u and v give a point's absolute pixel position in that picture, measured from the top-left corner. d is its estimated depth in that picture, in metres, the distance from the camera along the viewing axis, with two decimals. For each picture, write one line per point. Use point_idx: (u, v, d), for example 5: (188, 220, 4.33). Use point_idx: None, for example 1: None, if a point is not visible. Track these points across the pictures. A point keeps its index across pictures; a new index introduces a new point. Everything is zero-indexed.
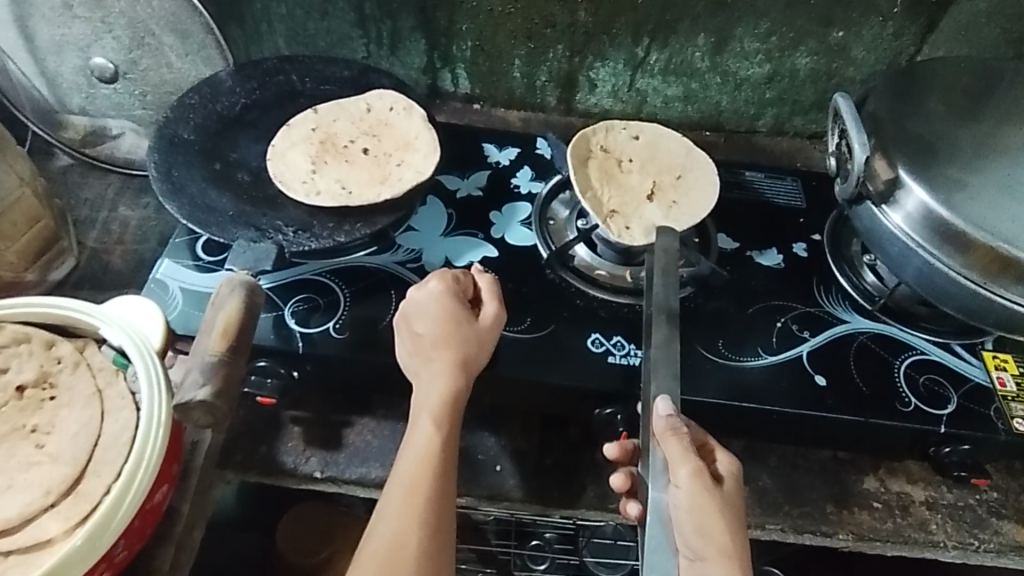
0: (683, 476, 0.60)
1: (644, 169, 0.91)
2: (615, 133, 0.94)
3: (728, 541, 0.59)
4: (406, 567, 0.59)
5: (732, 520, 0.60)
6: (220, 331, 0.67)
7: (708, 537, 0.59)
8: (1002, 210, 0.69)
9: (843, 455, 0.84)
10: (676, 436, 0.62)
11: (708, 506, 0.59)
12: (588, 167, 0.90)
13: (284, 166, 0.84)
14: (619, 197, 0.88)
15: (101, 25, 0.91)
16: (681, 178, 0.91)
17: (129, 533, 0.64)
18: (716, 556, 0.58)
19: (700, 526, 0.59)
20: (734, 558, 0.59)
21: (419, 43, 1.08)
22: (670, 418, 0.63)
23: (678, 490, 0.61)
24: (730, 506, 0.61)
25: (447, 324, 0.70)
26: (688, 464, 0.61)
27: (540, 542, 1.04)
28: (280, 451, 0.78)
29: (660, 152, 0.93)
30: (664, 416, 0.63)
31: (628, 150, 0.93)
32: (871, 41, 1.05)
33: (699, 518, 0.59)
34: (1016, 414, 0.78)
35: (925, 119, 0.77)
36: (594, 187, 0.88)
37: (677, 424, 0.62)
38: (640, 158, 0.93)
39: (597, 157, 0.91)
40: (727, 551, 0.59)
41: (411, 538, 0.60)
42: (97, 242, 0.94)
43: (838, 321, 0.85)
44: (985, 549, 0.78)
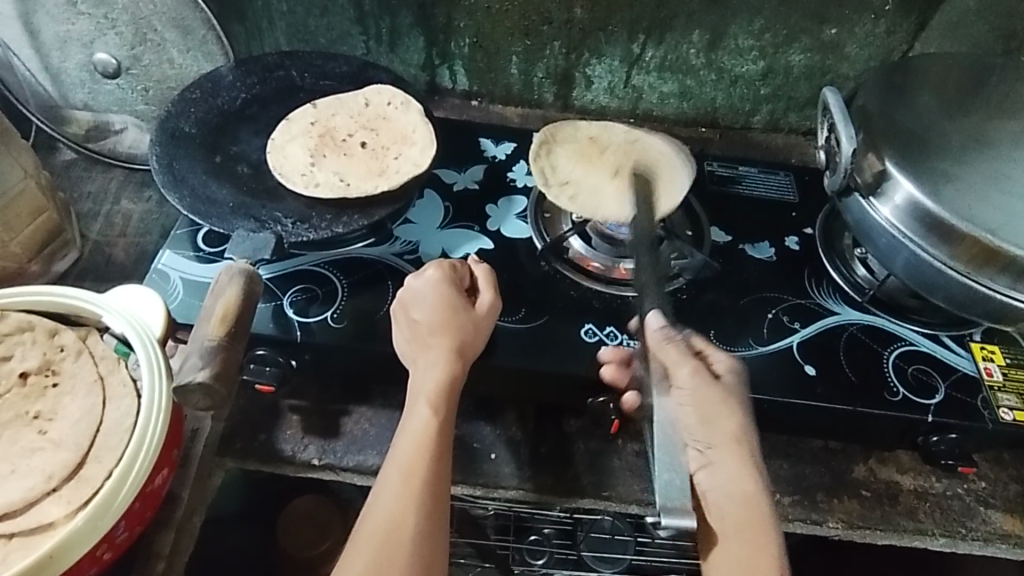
0: (684, 376, 0.64)
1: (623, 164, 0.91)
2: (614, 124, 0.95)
3: (734, 426, 0.64)
4: (405, 547, 0.60)
5: (738, 409, 0.64)
6: (219, 317, 0.68)
7: (715, 429, 0.63)
8: (988, 202, 0.70)
9: (834, 445, 0.85)
10: (670, 340, 0.65)
11: (711, 398, 0.64)
12: (560, 153, 0.93)
13: (283, 158, 0.85)
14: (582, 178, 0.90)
15: (104, 21, 0.92)
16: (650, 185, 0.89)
17: (130, 515, 0.66)
18: (729, 443, 0.63)
19: (706, 418, 0.63)
20: (741, 443, 0.63)
21: (417, 40, 1.10)
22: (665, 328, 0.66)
23: (680, 390, 0.64)
24: (731, 397, 0.65)
25: (443, 313, 0.71)
26: (687, 365, 0.64)
27: (538, 536, 1.04)
28: (278, 439, 0.80)
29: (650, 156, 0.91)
30: (658, 329, 0.66)
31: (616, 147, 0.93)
32: (864, 38, 1.06)
33: (702, 410, 0.63)
34: (1002, 404, 0.79)
35: (914, 114, 0.78)
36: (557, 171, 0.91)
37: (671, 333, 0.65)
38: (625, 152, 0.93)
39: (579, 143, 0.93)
40: (735, 441, 0.63)
41: (408, 519, 0.61)
42: (100, 234, 0.96)
43: (829, 313, 0.86)
44: (973, 537, 0.79)
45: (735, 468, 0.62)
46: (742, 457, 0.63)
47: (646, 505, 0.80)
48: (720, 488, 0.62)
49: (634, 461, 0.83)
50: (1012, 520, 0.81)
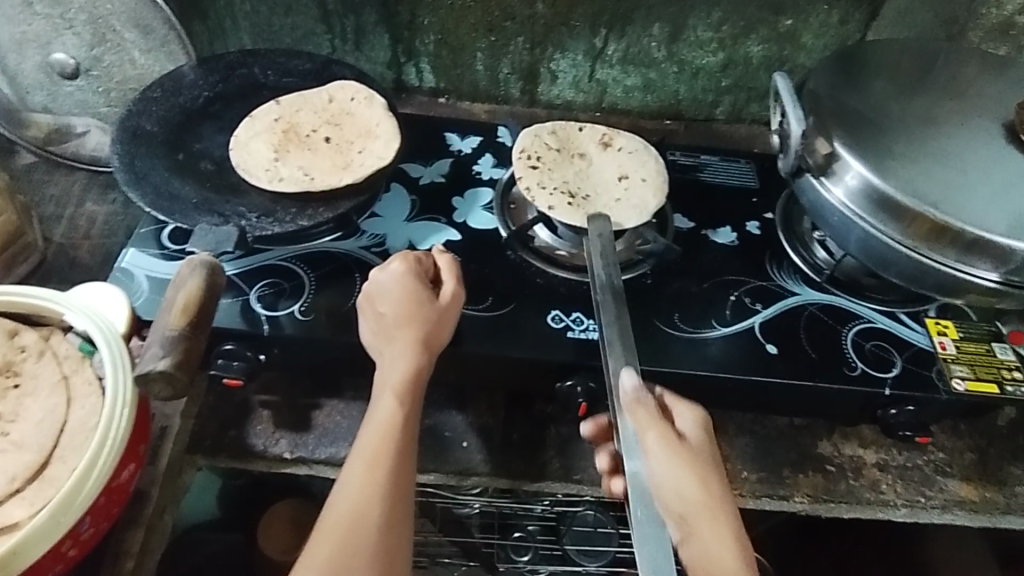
0: (652, 441, 0.62)
1: (604, 170, 0.92)
2: (599, 134, 0.96)
3: (707, 493, 0.60)
4: (367, 535, 0.61)
5: (697, 475, 0.61)
6: (181, 308, 0.68)
7: (690, 499, 0.59)
8: (933, 179, 0.72)
9: (798, 423, 0.87)
10: (645, 409, 0.63)
11: (678, 462, 0.61)
12: (546, 144, 0.93)
13: (247, 155, 0.85)
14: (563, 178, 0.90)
15: (62, 22, 0.92)
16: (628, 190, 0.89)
17: (96, 511, 0.65)
18: (707, 504, 0.60)
19: (676, 489, 0.60)
20: (716, 508, 0.60)
21: (382, 38, 1.11)
22: (637, 395, 0.64)
23: (653, 457, 0.61)
24: (700, 459, 0.62)
25: (408, 304, 0.72)
26: (655, 429, 0.62)
27: (522, 533, 1.04)
28: (248, 434, 0.80)
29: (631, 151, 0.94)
30: (631, 387, 0.65)
31: (600, 142, 0.95)
32: (818, 28, 1.09)
33: (678, 478, 0.60)
34: (955, 375, 0.81)
35: (863, 97, 0.80)
36: (544, 159, 0.91)
37: (643, 395, 0.65)
38: (606, 160, 0.93)
39: (562, 137, 0.95)
40: (713, 507, 0.59)
41: (373, 507, 0.62)
42: (64, 237, 0.95)
43: (790, 293, 0.88)
44: (932, 505, 0.81)
45: (715, 534, 0.58)
46: (721, 523, 0.59)
47: None
48: (703, 558, 0.58)
49: None
50: (969, 488, 0.83)
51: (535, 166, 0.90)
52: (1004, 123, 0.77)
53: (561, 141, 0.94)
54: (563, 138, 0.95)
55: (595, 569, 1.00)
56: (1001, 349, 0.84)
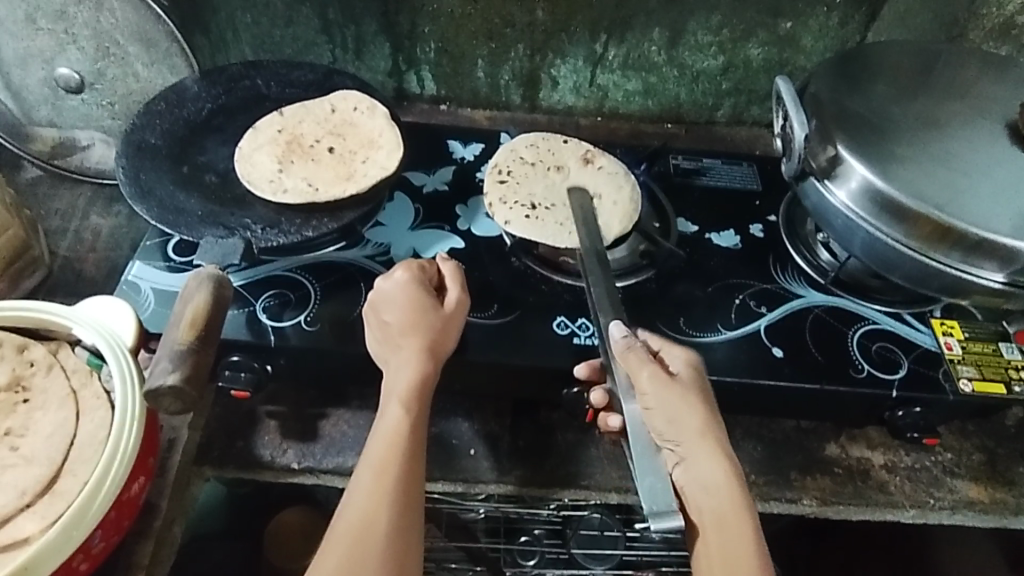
0: (645, 381, 0.62)
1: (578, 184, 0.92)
2: (578, 149, 0.96)
3: (700, 424, 0.62)
4: (377, 542, 0.61)
5: (689, 409, 0.62)
6: (189, 322, 0.68)
7: (679, 424, 0.62)
8: (938, 181, 0.72)
9: (805, 426, 0.87)
10: (633, 353, 0.64)
11: (669, 396, 0.62)
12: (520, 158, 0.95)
13: (251, 166, 0.85)
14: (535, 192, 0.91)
15: (66, 37, 0.92)
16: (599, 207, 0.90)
17: (106, 524, 0.65)
18: (700, 429, 0.62)
19: (668, 417, 0.62)
20: (708, 438, 0.62)
21: (383, 47, 1.11)
22: (626, 343, 0.64)
23: (645, 394, 0.63)
24: (693, 390, 0.64)
25: (413, 313, 0.72)
26: (647, 369, 0.63)
27: (529, 537, 1.06)
28: (256, 445, 0.80)
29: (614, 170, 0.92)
30: (620, 338, 0.65)
31: (582, 158, 0.95)
32: (818, 30, 1.09)
33: (670, 409, 0.62)
34: (962, 375, 0.81)
35: (865, 100, 0.81)
36: (514, 174, 0.93)
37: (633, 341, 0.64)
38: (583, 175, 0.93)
39: (542, 150, 0.95)
40: (704, 434, 0.61)
41: (382, 514, 0.62)
42: (70, 250, 0.96)
43: (794, 296, 0.88)
44: (941, 506, 0.81)
45: (708, 457, 0.61)
46: (711, 443, 0.61)
47: (624, 493, 0.81)
48: (700, 485, 0.61)
49: (610, 450, 0.84)
50: (978, 489, 0.83)
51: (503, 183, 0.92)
52: (1006, 123, 0.78)
53: (540, 154, 0.95)
54: (543, 151, 0.95)
55: (602, 572, 1.02)
56: (1007, 349, 0.85)
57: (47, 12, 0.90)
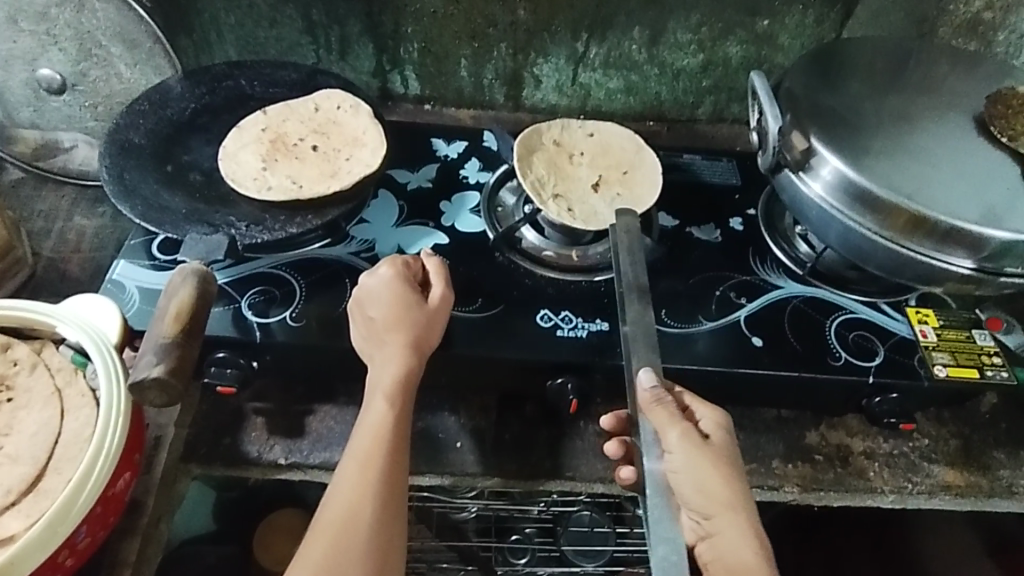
0: (675, 441, 0.65)
1: (594, 163, 0.95)
2: (570, 130, 0.98)
3: (728, 493, 0.64)
4: (360, 534, 0.62)
5: (717, 479, 0.64)
6: (173, 317, 0.67)
7: (713, 498, 0.64)
8: (907, 171, 0.74)
9: (786, 415, 0.88)
10: (661, 408, 0.66)
11: (704, 465, 0.64)
12: (542, 139, 0.96)
13: (235, 165, 0.86)
14: (563, 184, 0.91)
15: (47, 38, 0.93)
16: (627, 173, 0.94)
17: (92, 520, 0.65)
18: (726, 506, 0.64)
19: (702, 489, 0.64)
20: (736, 508, 0.64)
21: (367, 48, 1.12)
22: (653, 394, 0.67)
23: (674, 455, 0.65)
24: (721, 457, 0.65)
25: (397, 308, 0.73)
26: (676, 428, 0.65)
27: (520, 535, 1.06)
28: (243, 441, 0.80)
29: (628, 144, 0.98)
30: (647, 388, 0.67)
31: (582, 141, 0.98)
32: (795, 29, 1.11)
33: (700, 479, 0.64)
34: (937, 362, 0.83)
35: (840, 95, 0.82)
36: (541, 170, 0.92)
37: (661, 395, 0.67)
38: (592, 154, 0.96)
39: (550, 144, 0.96)
40: (733, 501, 0.64)
41: (365, 507, 0.63)
42: (53, 251, 0.96)
43: (774, 287, 0.90)
44: (919, 491, 0.83)
45: (735, 532, 0.63)
46: (739, 523, 0.63)
47: (609, 483, 0.82)
48: (724, 554, 0.63)
49: (594, 441, 0.85)
50: (954, 473, 0.85)
51: (524, 156, 0.93)
52: (974, 117, 0.80)
53: (550, 149, 0.95)
54: (549, 144, 0.96)
55: (593, 569, 1.02)
56: (980, 336, 0.87)
57: (29, 14, 0.90)
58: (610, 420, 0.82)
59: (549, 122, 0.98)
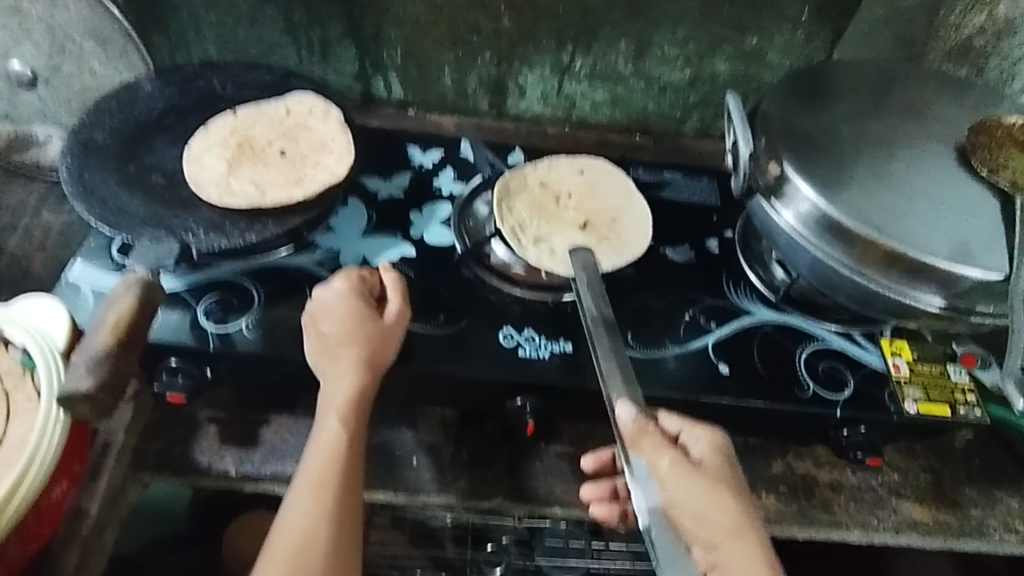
0: (666, 469, 0.60)
1: (580, 206, 0.92)
2: (557, 168, 0.96)
3: (734, 516, 0.59)
4: (316, 559, 0.61)
5: (719, 506, 0.59)
6: (111, 326, 0.65)
7: (716, 524, 0.59)
8: (880, 200, 0.72)
9: (753, 442, 0.86)
10: (647, 438, 0.61)
11: (702, 491, 0.59)
12: (528, 181, 0.94)
13: (199, 168, 0.84)
14: (546, 227, 0.89)
15: (19, 31, 0.91)
16: (616, 220, 0.91)
17: (24, 529, 0.65)
18: (734, 534, 0.58)
19: (703, 514, 0.59)
20: (744, 533, 0.59)
21: (349, 51, 1.10)
22: (637, 426, 0.62)
23: (671, 485, 0.60)
24: (721, 482, 0.61)
25: (351, 323, 0.72)
26: (667, 455, 0.61)
27: (495, 546, 1.03)
28: (194, 450, 0.79)
29: (620, 190, 0.95)
30: (629, 420, 0.62)
31: (571, 181, 0.95)
32: (784, 47, 1.09)
33: (702, 506, 0.59)
34: (907, 398, 0.81)
35: (817, 119, 0.80)
36: (522, 213, 0.90)
37: (645, 424, 0.62)
38: (579, 196, 0.94)
39: (535, 185, 0.94)
40: (740, 527, 0.59)
41: (320, 529, 0.62)
42: (18, 247, 0.94)
43: (745, 312, 0.88)
44: (884, 527, 0.81)
45: (746, 558, 0.58)
46: (747, 545, 0.58)
47: (567, 508, 0.80)
48: None
49: (555, 463, 0.83)
50: (922, 510, 0.83)
51: (506, 200, 0.91)
52: (956, 146, 0.78)
53: (537, 191, 0.93)
54: (535, 184, 0.94)
55: None
56: (955, 371, 0.84)
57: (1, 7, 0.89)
58: (595, 462, 0.80)
59: (535, 162, 0.96)
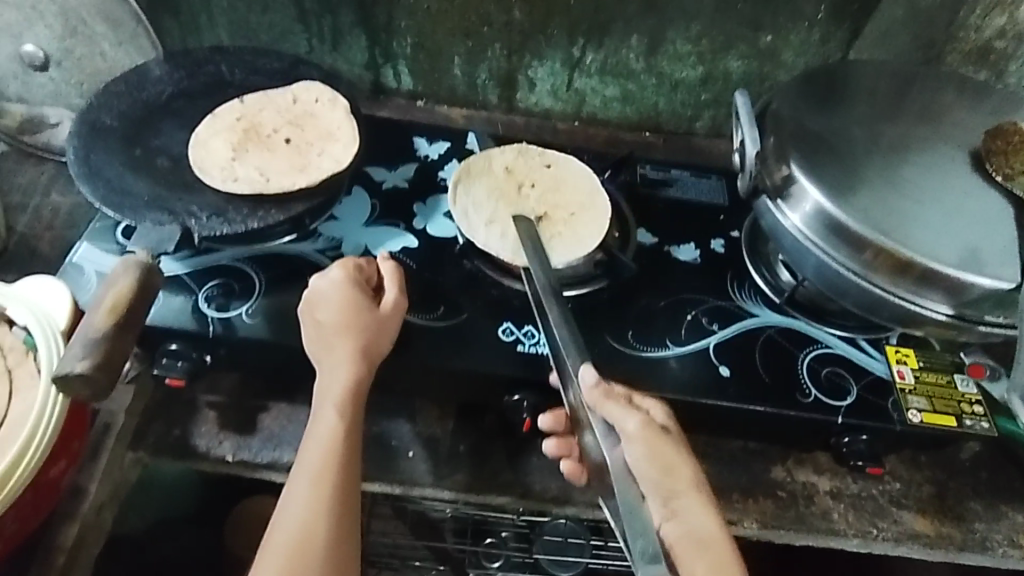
0: (632, 428, 0.60)
1: (542, 197, 0.92)
2: (526, 158, 0.96)
3: (693, 475, 0.60)
4: (316, 550, 0.61)
5: (678, 463, 0.60)
6: (109, 307, 0.66)
7: (676, 479, 0.60)
8: (888, 205, 0.71)
9: (753, 446, 0.85)
10: (612, 397, 0.61)
11: (666, 449, 0.60)
12: (493, 165, 0.95)
13: (205, 152, 0.85)
14: (503, 210, 0.90)
15: (31, 12, 0.92)
16: (573, 215, 0.90)
17: (20, 506, 0.65)
18: (693, 490, 0.60)
19: (663, 468, 0.59)
20: (700, 490, 0.60)
21: (360, 39, 1.10)
22: (602, 387, 0.61)
23: (636, 443, 0.60)
24: (681, 445, 0.62)
25: (348, 313, 0.71)
26: (635, 416, 0.60)
27: (495, 539, 1.03)
28: (192, 434, 0.79)
29: (587, 189, 0.93)
30: (594, 382, 0.62)
31: (536, 172, 0.95)
32: (799, 46, 1.08)
33: (664, 463, 0.59)
34: (911, 406, 0.80)
35: (829, 120, 0.79)
36: (480, 196, 0.91)
37: (609, 386, 0.62)
38: (543, 186, 0.93)
39: (500, 172, 0.94)
40: (698, 484, 0.60)
41: (320, 522, 0.62)
42: (27, 227, 0.95)
43: (749, 315, 0.87)
44: (884, 537, 0.80)
45: (702, 512, 0.59)
46: (704, 501, 0.59)
47: (562, 505, 0.80)
48: (694, 538, 0.57)
49: (551, 460, 0.83)
50: (923, 521, 0.82)
51: (462, 184, 0.92)
52: (970, 151, 0.76)
53: (502, 178, 0.93)
54: (501, 172, 0.94)
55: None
56: (962, 381, 0.83)
57: None
58: (551, 420, 0.77)
59: (505, 148, 0.97)
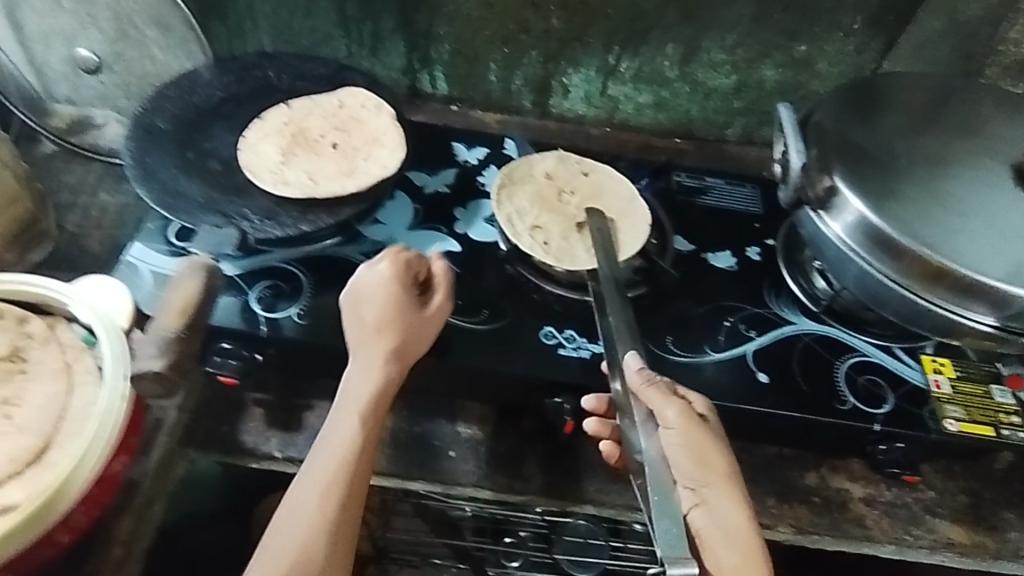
0: (673, 418, 0.64)
1: (582, 203, 0.94)
2: (565, 165, 0.98)
3: (724, 464, 0.65)
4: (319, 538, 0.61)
5: (711, 450, 0.64)
6: (176, 309, 0.73)
7: (707, 467, 0.64)
8: (932, 218, 0.72)
9: (787, 453, 0.86)
10: (655, 387, 0.64)
11: (701, 439, 0.64)
12: (534, 171, 0.97)
13: (255, 156, 0.87)
14: (546, 216, 0.92)
15: (86, 17, 0.95)
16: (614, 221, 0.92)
17: (87, 499, 0.67)
18: (723, 477, 0.64)
19: (699, 459, 0.64)
20: (730, 479, 0.64)
21: (399, 45, 1.12)
22: (644, 377, 0.64)
23: (673, 431, 0.64)
24: (718, 438, 0.66)
25: (396, 315, 0.73)
26: (675, 406, 0.64)
27: (515, 539, 1.02)
28: (240, 431, 0.81)
29: (626, 197, 0.95)
30: (637, 370, 0.65)
31: (575, 179, 0.97)
32: (834, 56, 1.09)
33: (697, 450, 0.64)
34: (948, 416, 0.81)
35: (870, 132, 0.80)
36: (523, 202, 0.93)
37: (652, 375, 0.65)
38: (583, 193, 0.95)
39: (541, 178, 0.96)
40: (728, 472, 0.64)
41: (326, 510, 0.63)
42: (76, 226, 0.97)
43: (786, 322, 0.88)
44: (919, 544, 0.81)
45: (726, 498, 0.63)
46: (731, 489, 0.64)
47: (600, 507, 0.81)
48: (716, 522, 0.62)
49: (589, 462, 0.84)
50: (958, 530, 0.83)
51: (507, 187, 0.94)
52: (1011, 164, 0.77)
53: (542, 184, 0.96)
54: (541, 178, 0.96)
55: None
56: (999, 392, 0.84)
57: None
58: (594, 401, 0.78)
59: (545, 156, 0.99)
